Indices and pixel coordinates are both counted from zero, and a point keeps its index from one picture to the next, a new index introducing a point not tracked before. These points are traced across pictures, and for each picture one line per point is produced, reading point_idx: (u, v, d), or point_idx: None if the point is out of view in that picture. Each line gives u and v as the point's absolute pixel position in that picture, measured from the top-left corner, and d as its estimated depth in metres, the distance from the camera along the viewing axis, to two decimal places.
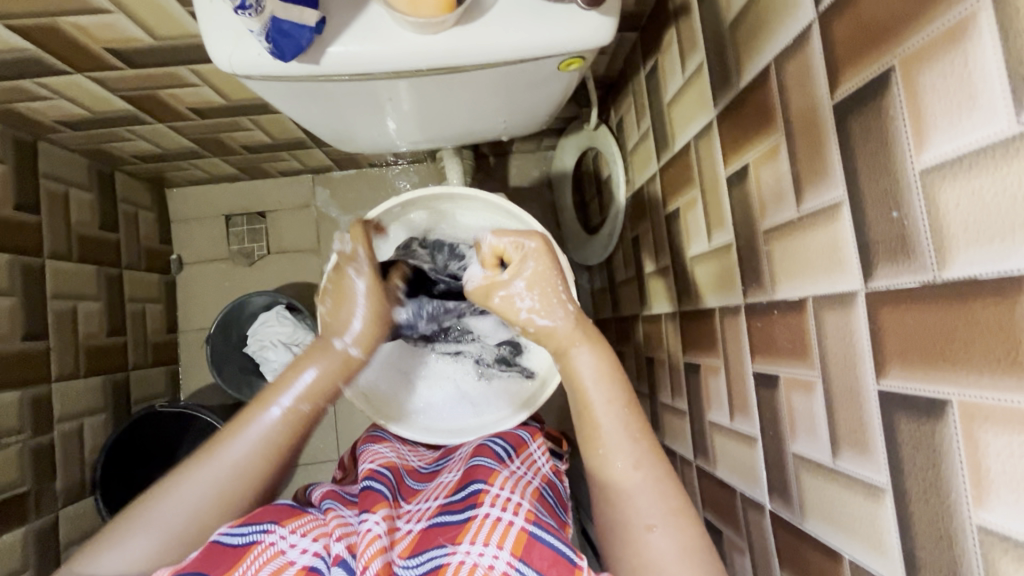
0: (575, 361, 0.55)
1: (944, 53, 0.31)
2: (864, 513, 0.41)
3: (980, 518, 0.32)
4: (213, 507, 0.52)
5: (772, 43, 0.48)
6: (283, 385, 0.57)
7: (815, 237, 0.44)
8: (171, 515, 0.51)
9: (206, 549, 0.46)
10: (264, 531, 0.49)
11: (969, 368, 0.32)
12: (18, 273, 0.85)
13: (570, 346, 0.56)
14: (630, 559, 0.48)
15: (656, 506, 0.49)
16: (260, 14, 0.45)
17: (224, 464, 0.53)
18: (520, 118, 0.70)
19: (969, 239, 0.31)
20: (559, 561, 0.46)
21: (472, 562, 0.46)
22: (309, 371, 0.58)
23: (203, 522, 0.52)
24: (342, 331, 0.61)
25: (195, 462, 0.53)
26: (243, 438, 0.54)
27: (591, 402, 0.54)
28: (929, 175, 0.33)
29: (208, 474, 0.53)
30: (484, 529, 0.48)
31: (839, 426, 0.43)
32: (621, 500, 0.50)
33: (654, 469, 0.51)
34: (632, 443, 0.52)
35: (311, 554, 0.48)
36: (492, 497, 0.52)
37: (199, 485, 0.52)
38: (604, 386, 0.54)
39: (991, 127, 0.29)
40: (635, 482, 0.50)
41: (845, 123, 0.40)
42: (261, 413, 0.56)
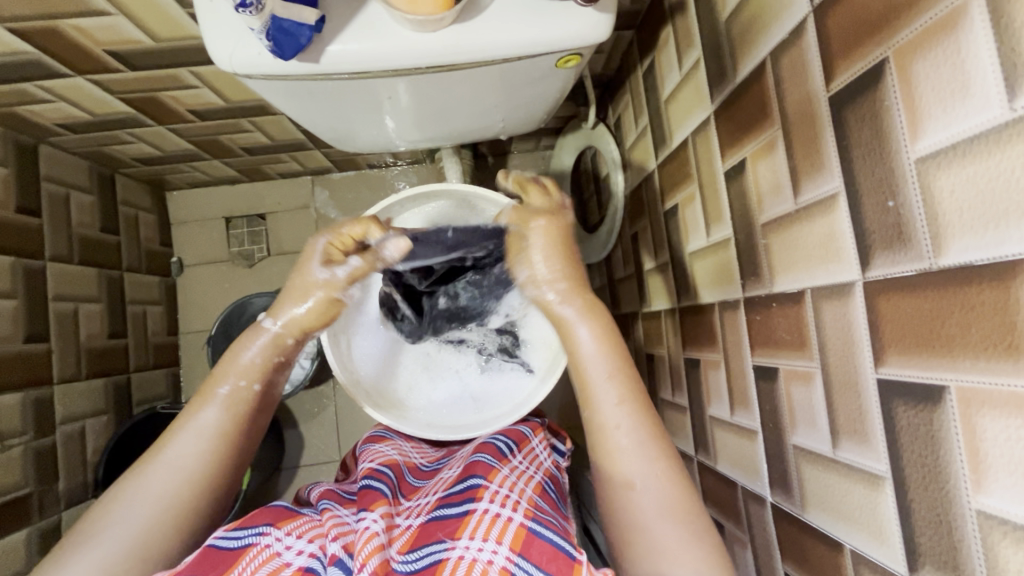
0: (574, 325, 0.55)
1: (936, 43, 0.32)
2: (865, 502, 0.41)
3: (979, 502, 0.32)
4: (162, 513, 0.50)
5: (767, 37, 0.49)
6: (216, 378, 0.56)
7: (813, 229, 0.45)
8: (121, 528, 0.49)
9: (202, 552, 0.47)
10: (259, 533, 0.49)
11: (966, 353, 0.32)
12: (20, 275, 0.86)
13: (560, 307, 0.56)
14: (619, 523, 0.49)
15: (643, 467, 0.49)
16: (261, 13, 0.46)
17: (170, 468, 0.52)
18: (518, 116, 0.71)
19: (963, 226, 0.32)
20: (559, 555, 0.46)
21: (470, 557, 0.46)
22: (245, 355, 0.57)
23: (156, 530, 0.50)
24: (280, 314, 0.58)
25: (134, 475, 0.52)
26: (185, 436, 0.53)
27: (584, 361, 0.54)
28: (924, 163, 0.34)
29: (154, 481, 0.51)
30: (483, 525, 0.49)
31: (838, 415, 0.43)
32: (608, 455, 0.50)
33: (635, 432, 0.50)
34: (620, 395, 0.52)
35: (307, 555, 0.48)
36: (491, 493, 0.52)
37: (145, 494, 0.50)
38: (600, 348, 0.54)
39: (984, 115, 0.30)
40: (623, 438, 0.50)
41: (841, 114, 0.40)
42: (197, 411, 0.54)
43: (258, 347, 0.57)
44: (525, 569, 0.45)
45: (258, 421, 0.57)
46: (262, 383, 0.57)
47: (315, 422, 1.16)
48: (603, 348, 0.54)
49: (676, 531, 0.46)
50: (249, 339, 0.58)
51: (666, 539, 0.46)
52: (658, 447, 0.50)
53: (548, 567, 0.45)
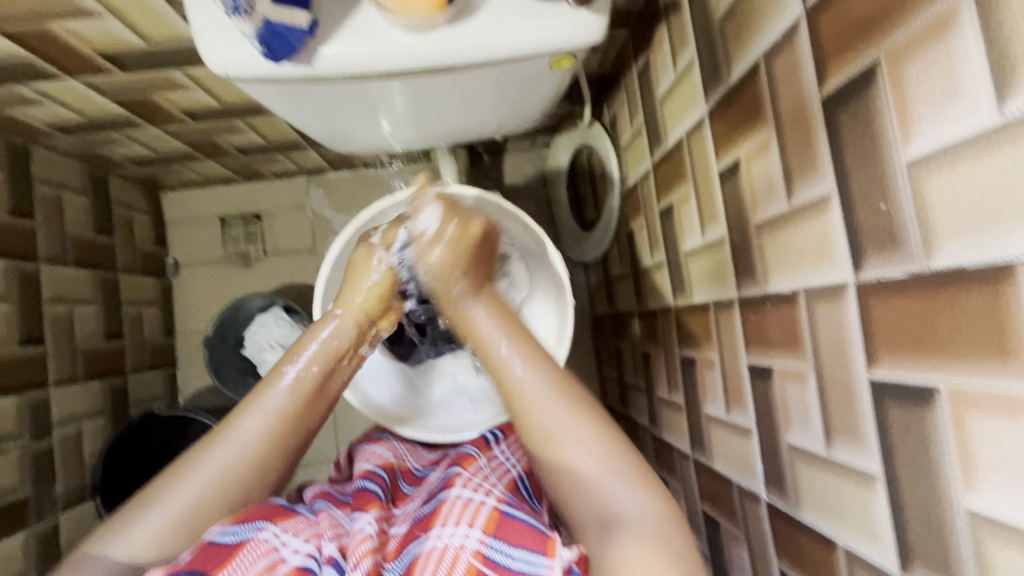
0: (466, 301, 0.59)
1: (927, 46, 0.32)
2: (857, 500, 0.42)
3: (969, 502, 0.33)
4: (219, 487, 0.51)
5: (761, 38, 0.49)
6: (286, 361, 0.56)
7: (806, 230, 0.45)
8: (184, 495, 0.50)
9: (199, 549, 0.46)
10: (257, 528, 0.49)
11: (957, 355, 0.32)
12: (14, 278, 0.85)
13: (461, 296, 0.59)
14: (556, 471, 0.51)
15: (557, 413, 0.51)
16: (253, 18, 0.46)
17: (238, 440, 0.52)
18: (513, 117, 0.71)
19: (954, 229, 0.32)
20: (533, 531, 0.47)
21: (442, 546, 0.46)
22: (313, 342, 0.57)
23: (214, 502, 0.50)
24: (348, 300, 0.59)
25: (206, 443, 0.52)
26: (255, 411, 0.53)
27: (477, 327, 0.57)
28: (916, 166, 0.34)
29: (218, 454, 0.52)
30: (455, 510, 0.49)
31: (832, 415, 0.44)
32: (523, 409, 0.53)
33: (546, 384, 0.53)
34: (525, 351, 0.55)
35: (303, 555, 0.48)
36: (464, 480, 0.53)
37: (208, 465, 0.51)
38: (496, 321, 0.57)
39: (974, 118, 0.30)
40: (535, 402, 0.52)
41: (834, 115, 0.40)
42: (268, 389, 0.54)
43: (327, 335, 0.57)
44: (499, 549, 0.46)
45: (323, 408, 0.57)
46: (325, 368, 0.56)
47: None
48: (503, 326, 0.57)
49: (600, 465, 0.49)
50: (318, 328, 0.58)
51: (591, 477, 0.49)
52: (568, 391, 0.53)
53: (522, 543, 0.46)
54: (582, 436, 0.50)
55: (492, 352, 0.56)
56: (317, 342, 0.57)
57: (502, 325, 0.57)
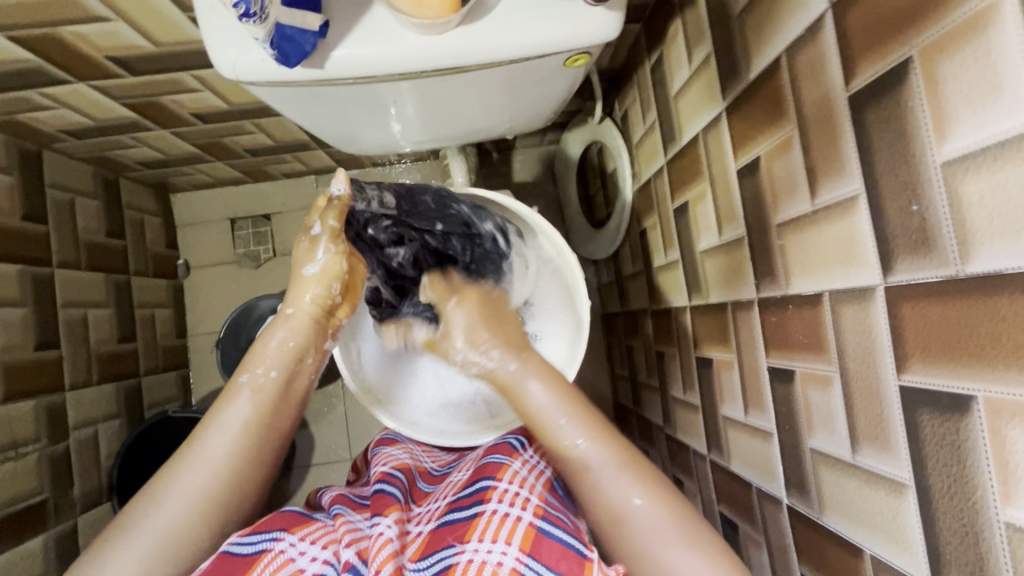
0: (521, 382, 0.58)
1: (965, 42, 0.31)
2: (885, 508, 0.41)
3: (1007, 514, 0.32)
4: (218, 482, 0.52)
5: (783, 32, 0.47)
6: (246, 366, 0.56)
7: (831, 231, 0.44)
8: (182, 496, 0.51)
9: (217, 558, 0.47)
10: (273, 539, 0.49)
11: (994, 363, 0.31)
12: (28, 283, 0.86)
13: (512, 375, 0.58)
14: (625, 555, 0.49)
15: (626, 493, 0.50)
16: (265, 22, 0.45)
17: (206, 458, 0.52)
18: (525, 116, 0.70)
19: (993, 233, 0.30)
20: (569, 554, 0.46)
21: (480, 560, 0.46)
22: (269, 344, 0.57)
23: (212, 498, 0.51)
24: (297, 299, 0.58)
25: (174, 465, 0.52)
26: (218, 428, 0.54)
27: (537, 410, 0.56)
28: (951, 167, 0.33)
29: (189, 473, 0.52)
30: (491, 526, 0.49)
31: (859, 421, 0.43)
32: (590, 491, 0.51)
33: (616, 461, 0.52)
34: (589, 433, 0.54)
35: (321, 562, 0.47)
36: (500, 493, 0.52)
37: (201, 465, 0.52)
38: (555, 396, 0.56)
39: (1016, 118, 0.28)
40: (605, 476, 0.51)
41: (862, 113, 0.39)
42: (228, 404, 0.55)
43: (281, 336, 0.57)
44: (535, 569, 0.46)
45: (287, 414, 0.57)
46: (285, 372, 0.56)
47: (325, 422, 1.17)
48: (560, 399, 0.56)
49: (676, 549, 0.47)
50: (269, 334, 0.58)
51: (667, 559, 0.47)
52: (640, 470, 0.51)
53: (558, 568, 0.45)
54: (655, 517, 0.49)
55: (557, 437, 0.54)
56: (274, 343, 0.57)
57: (561, 401, 0.56)
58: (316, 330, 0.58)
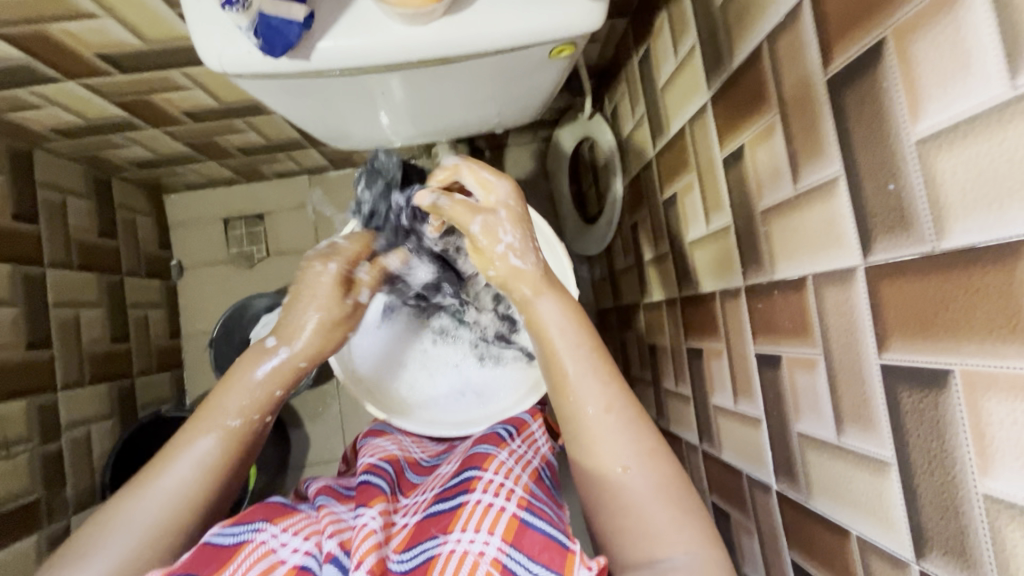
0: (539, 300, 0.54)
1: (937, 21, 0.31)
2: (870, 488, 0.41)
3: (986, 486, 0.32)
4: (175, 518, 0.50)
5: (763, 20, 0.48)
6: (224, 399, 0.54)
7: (813, 215, 0.44)
8: (172, 490, 0.50)
9: (197, 549, 0.46)
10: (255, 530, 0.49)
11: (969, 337, 0.32)
12: (19, 282, 0.85)
13: (534, 297, 0.55)
14: (612, 507, 0.48)
15: (627, 449, 0.49)
16: (248, 10, 0.46)
17: (166, 490, 0.50)
18: (512, 109, 0.71)
19: (966, 207, 0.31)
20: (551, 545, 0.46)
21: (462, 551, 0.46)
22: (252, 383, 0.55)
23: (203, 493, 0.52)
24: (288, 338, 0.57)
25: (131, 496, 0.50)
26: (181, 462, 0.52)
27: (553, 340, 0.53)
28: (925, 145, 0.33)
29: (144, 508, 0.49)
30: (475, 516, 0.49)
31: (843, 402, 0.43)
32: (592, 441, 0.50)
33: (622, 415, 0.50)
34: (601, 387, 0.51)
35: (302, 554, 0.48)
36: (485, 483, 0.52)
37: (191, 463, 0.52)
38: (569, 326, 0.53)
39: (985, 94, 0.29)
40: (603, 425, 0.50)
41: (840, 97, 0.39)
42: (194, 437, 0.53)
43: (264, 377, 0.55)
44: (518, 560, 0.45)
45: (252, 455, 0.56)
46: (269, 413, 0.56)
47: (320, 420, 1.17)
48: (572, 321, 0.53)
49: (663, 513, 0.46)
50: (246, 371, 0.55)
51: (656, 523, 0.46)
52: (641, 429, 0.50)
53: (541, 558, 0.45)
54: (648, 481, 0.48)
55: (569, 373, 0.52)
56: (256, 385, 0.55)
57: (575, 331, 0.53)
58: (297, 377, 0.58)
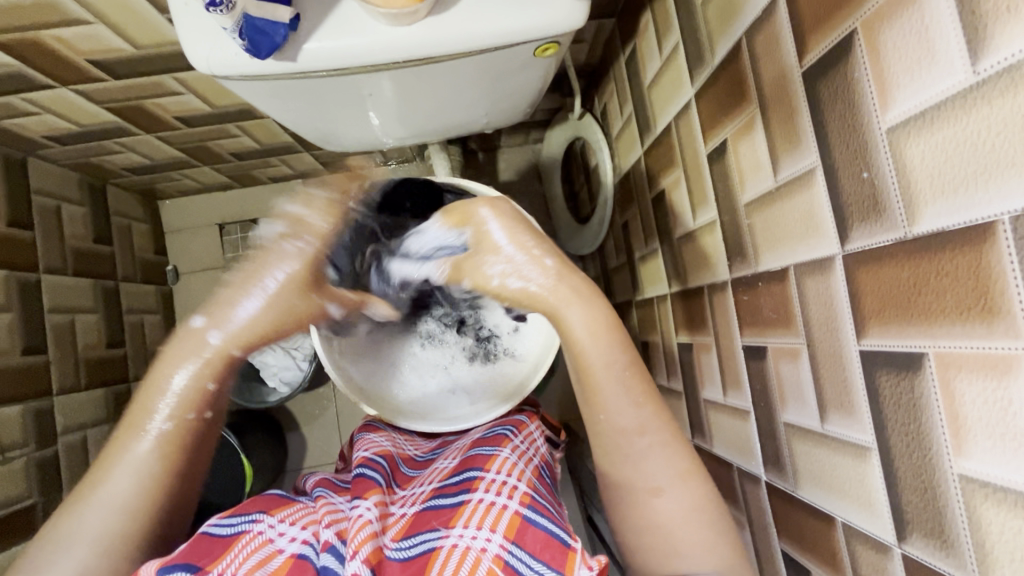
0: (566, 308, 0.51)
1: (902, 11, 0.32)
2: (853, 474, 0.42)
3: (961, 466, 0.32)
4: (125, 527, 0.47)
5: (742, 16, 0.49)
6: (153, 398, 0.50)
7: (793, 205, 0.45)
8: (117, 494, 0.47)
9: (195, 538, 0.47)
10: (253, 520, 0.49)
11: (939, 319, 0.32)
12: (15, 288, 0.86)
13: (562, 306, 0.51)
14: (639, 523, 0.47)
15: (666, 468, 0.47)
16: (232, 11, 0.46)
17: (110, 500, 0.47)
18: (501, 109, 0.72)
19: (935, 192, 0.32)
20: (551, 543, 0.47)
21: (464, 546, 0.47)
22: (177, 379, 0.51)
23: (151, 496, 0.48)
24: (220, 323, 0.53)
25: (72, 508, 0.47)
26: (121, 470, 0.48)
27: (587, 355, 0.50)
28: (895, 132, 0.34)
29: (88, 521, 0.46)
30: (477, 514, 0.49)
31: (825, 390, 0.44)
32: (625, 462, 0.48)
33: (659, 435, 0.48)
34: (632, 399, 0.49)
35: (299, 542, 0.48)
36: (487, 483, 0.52)
37: (129, 466, 0.48)
38: (599, 342, 0.50)
39: (949, 79, 0.30)
40: (638, 445, 0.48)
41: (815, 88, 0.40)
42: (130, 443, 0.49)
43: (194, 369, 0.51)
44: (520, 557, 0.46)
45: (200, 457, 0.52)
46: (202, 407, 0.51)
47: (316, 423, 1.17)
48: (603, 345, 0.50)
49: (694, 534, 0.46)
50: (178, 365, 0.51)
51: (687, 541, 0.45)
52: (676, 450, 0.48)
53: (541, 556, 0.46)
54: (688, 502, 0.46)
55: (609, 396, 0.49)
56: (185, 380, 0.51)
57: (604, 345, 0.50)
58: (233, 366, 0.54)
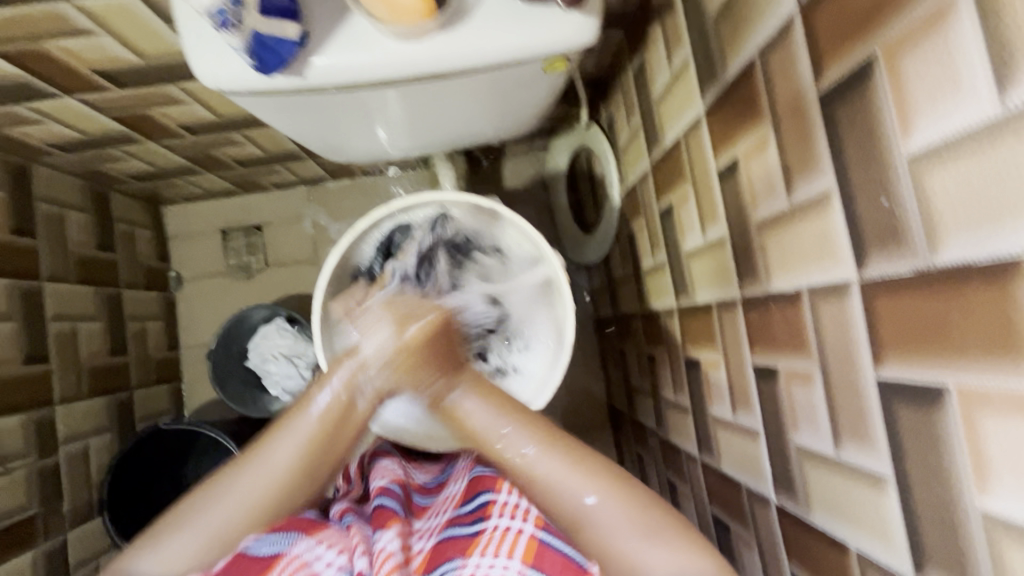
0: (451, 387, 0.56)
1: (925, 39, 0.31)
2: (869, 504, 0.41)
3: (984, 504, 0.32)
4: (274, 491, 0.52)
5: (755, 34, 0.48)
6: (329, 375, 0.56)
7: (807, 228, 0.44)
8: (276, 462, 0.52)
9: (235, 557, 0.49)
10: (290, 543, 0.51)
11: (964, 355, 0.32)
12: (17, 297, 0.85)
13: (443, 390, 0.56)
14: (586, 544, 0.47)
15: (587, 497, 0.47)
16: (242, 31, 0.46)
17: (268, 466, 0.52)
18: (509, 123, 0.71)
19: (958, 225, 0.31)
20: (569, 566, 0.47)
21: (483, 575, 0.46)
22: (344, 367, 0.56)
23: (303, 469, 0.53)
24: (373, 336, 0.57)
25: (239, 464, 0.52)
26: (287, 437, 0.53)
27: (477, 428, 0.53)
28: (916, 161, 0.33)
29: (250, 479, 0.52)
30: (494, 541, 0.49)
31: (840, 417, 0.43)
32: (547, 496, 0.48)
33: (568, 473, 0.48)
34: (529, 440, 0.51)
35: (336, 569, 0.50)
36: (501, 507, 0.52)
37: (295, 437, 0.53)
38: (489, 407, 0.54)
39: (976, 110, 0.29)
40: (552, 473, 0.49)
41: (832, 111, 0.39)
42: (297, 417, 0.54)
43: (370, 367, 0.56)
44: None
45: (352, 440, 0.56)
46: (349, 397, 0.55)
47: None
48: (494, 410, 0.53)
49: (633, 540, 0.45)
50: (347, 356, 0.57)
51: (626, 551, 0.45)
52: (597, 462, 0.49)
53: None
54: (612, 512, 0.47)
55: (497, 446, 0.51)
56: (349, 372, 0.56)
57: (496, 412, 0.53)
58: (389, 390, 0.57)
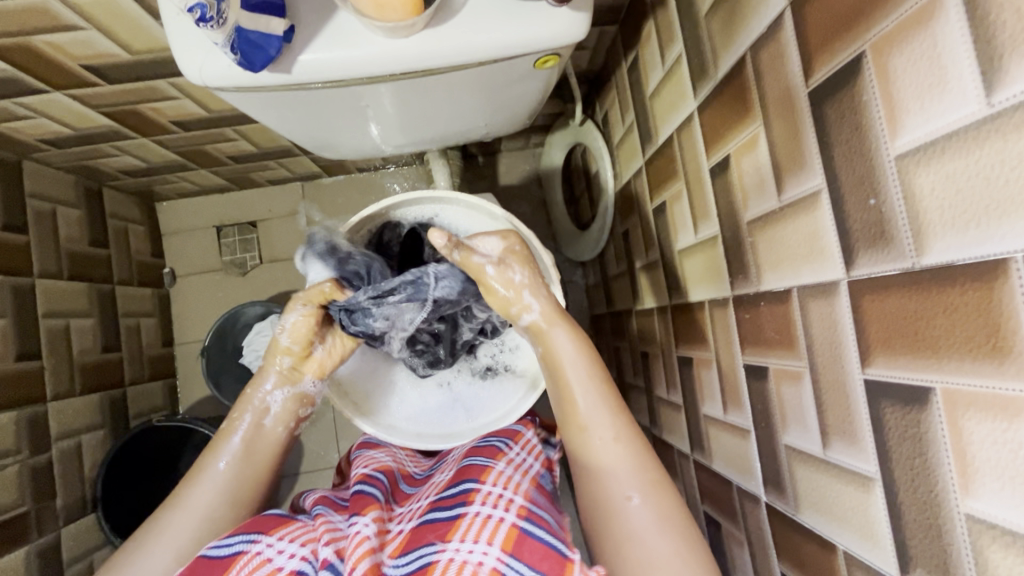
0: (554, 331, 0.58)
1: (913, 36, 0.31)
2: (856, 503, 0.41)
3: (967, 506, 0.32)
4: (206, 526, 0.55)
5: (746, 31, 0.48)
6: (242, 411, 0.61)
7: (796, 226, 0.44)
8: (200, 504, 0.55)
9: (193, 563, 0.47)
10: (251, 541, 0.48)
11: (950, 356, 0.31)
12: (9, 293, 0.85)
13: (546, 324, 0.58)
14: (614, 534, 0.48)
15: (641, 494, 0.49)
16: (224, 26, 0.45)
17: (194, 508, 0.55)
18: (501, 119, 0.70)
19: (944, 224, 0.31)
20: (550, 554, 0.46)
21: (461, 559, 0.45)
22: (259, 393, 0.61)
23: (230, 502, 0.56)
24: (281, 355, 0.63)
25: (161, 516, 0.55)
26: (206, 480, 0.57)
27: (569, 380, 0.55)
28: (904, 160, 0.33)
29: (178, 525, 0.54)
30: (473, 527, 0.48)
31: (828, 417, 0.43)
32: (599, 468, 0.51)
33: (628, 464, 0.51)
34: (612, 423, 0.53)
35: (298, 559, 0.48)
36: (483, 495, 0.51)
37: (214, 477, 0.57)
38: (581, 358, 0.57)
39: (963, 109, 0.29)
40: (616, 461, 0.51)
41: (820, 109, 0.39)
42: (211, 461, 0.58)
43: (274, 388, 0.62)
44: (517, 569, 0.45)
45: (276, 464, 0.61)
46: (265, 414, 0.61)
47: (313, 427, 1.16)
48: (582, 357, 0.56)
49: (667, 544, 0.46)
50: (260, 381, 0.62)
51: (658, 552, 0.46)
52: (646, 460, 0.51)
53: (539, 567, 0.45)
54: (652, 514, 0.48)
55: (582, 414, 0.54)
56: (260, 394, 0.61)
57: (588, 372, 0.56)
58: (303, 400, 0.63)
